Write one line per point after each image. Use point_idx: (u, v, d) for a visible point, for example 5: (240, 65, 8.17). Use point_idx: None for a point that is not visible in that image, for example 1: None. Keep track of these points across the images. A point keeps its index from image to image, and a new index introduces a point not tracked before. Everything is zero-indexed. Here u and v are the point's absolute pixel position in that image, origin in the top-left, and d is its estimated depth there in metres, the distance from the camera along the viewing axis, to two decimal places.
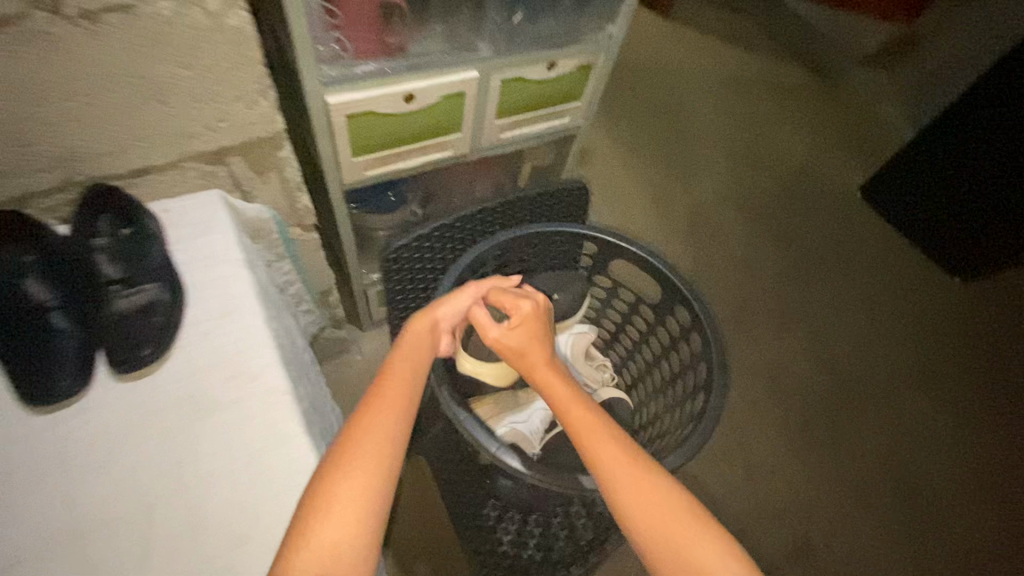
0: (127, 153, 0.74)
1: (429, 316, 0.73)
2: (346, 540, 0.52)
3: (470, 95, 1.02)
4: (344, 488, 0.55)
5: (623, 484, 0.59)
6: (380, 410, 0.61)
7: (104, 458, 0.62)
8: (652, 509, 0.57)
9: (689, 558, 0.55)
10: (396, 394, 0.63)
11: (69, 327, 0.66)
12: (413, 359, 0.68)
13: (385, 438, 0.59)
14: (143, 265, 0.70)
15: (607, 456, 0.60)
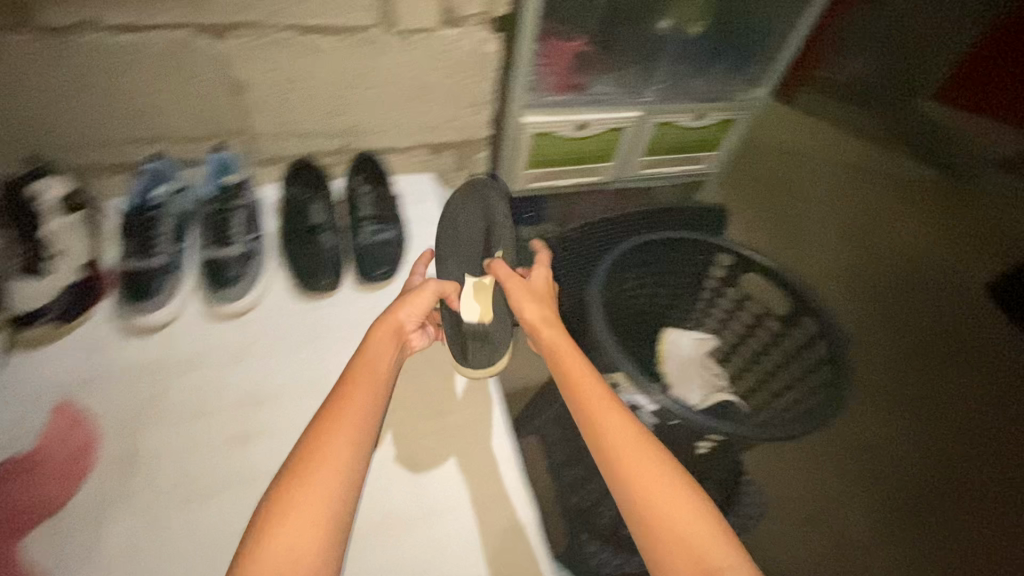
0: (381, 134, 1.00)
1: (393, 321, 0.67)
2: (316, 524, 0.48)
3: (628, 132, 1.22)
4: (318, 474, 0.50)
5: (623, 461, 0.57)
6: (360, 386, 0.58)
7: (342, 338, 0.83)
8: (647, 483, 0.56)
9: (692, 543, 0.52)
10: (372, 375, 0.59)
11: (333, 244, 0.88)
12: (386, 340, 0.65)
13: (362, 417, 0.55)
14: (387, 212, 0.93)
15: (610, 434, 0.59)
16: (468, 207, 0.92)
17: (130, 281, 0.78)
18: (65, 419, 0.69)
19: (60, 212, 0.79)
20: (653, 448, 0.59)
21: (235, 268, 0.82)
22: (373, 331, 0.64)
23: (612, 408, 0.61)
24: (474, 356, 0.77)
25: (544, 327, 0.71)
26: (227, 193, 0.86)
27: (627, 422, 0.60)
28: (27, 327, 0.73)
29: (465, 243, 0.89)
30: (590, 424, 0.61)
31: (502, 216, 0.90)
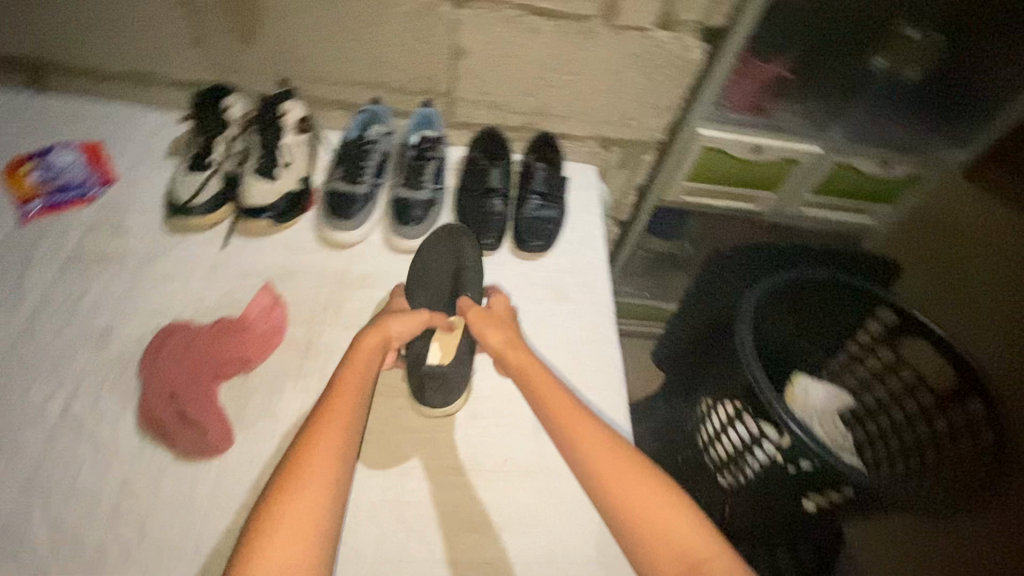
0: (564, 121, 1.06)
1: (382, 331, 0.69)
2: (309, 524, 0.52)
3: (799, 166, 1.17)
4: (306, 482, 0.54)
5: (599, 462, 0.60)
6: (342, 397, 0.62)
7: None
8: (623, 481, 0.59)
9: (670, 538, 0.55)
10: (351, 389, 0.62)
11: (503, 210, 0.95)
12: (368, 354, 0.67)
13: (341, 428, 0.59)
14: (555, 193, 0.97)
15: (588, 443, 0.62)
16: (444, 246, 0.86)
17: (336, 200, 0.89)
18: (268, 297, 0.80)
19: (295, 130, 0.90)
20: (625, 450, 0.62)
21: (418, 210, 0.91)
22: (362, 340, 0.67)
23: (584, 419, 0.64)
24: (429, 393, 0.75)
25: (512, 349, 0.72)
26: (425, 144, 0.96)
27: (601, 432, 0.63)
28: (254, 218, 0.87)
29: (436, 281, 0.84)
30: (568, 436, 0.63)
31: (472, 263, 0.83)
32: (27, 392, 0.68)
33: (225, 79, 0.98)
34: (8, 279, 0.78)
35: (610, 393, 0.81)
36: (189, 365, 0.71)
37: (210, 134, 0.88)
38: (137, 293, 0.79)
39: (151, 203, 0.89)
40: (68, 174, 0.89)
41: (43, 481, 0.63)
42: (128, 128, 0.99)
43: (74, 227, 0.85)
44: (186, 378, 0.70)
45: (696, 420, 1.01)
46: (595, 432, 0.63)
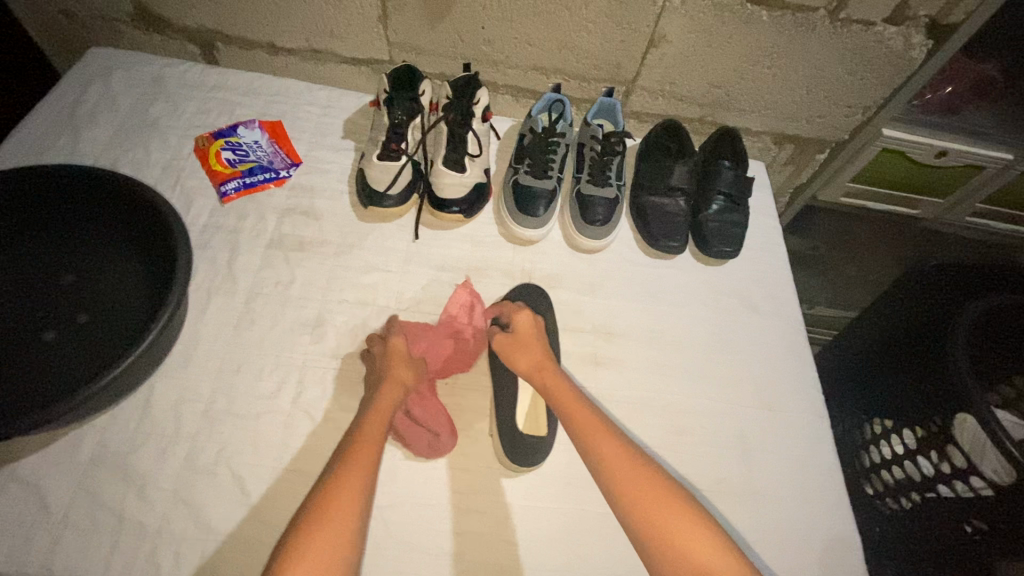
0: (745, 115, 1.00)
1: (398, 381, 0.67)
2: (335, 556, 0.48)
3: (984, 174, 1.07)
4: (338, 509, 0.51)
5: (624, 481, 0.57)
6: (370, 430, 0.60)
7: (680, 301, 0.87)
8: (646, 499, 0.56)
9: (690, 556, 0.51)
10: (380, 425, 0.61)
11: (685, 211, 0.91)
12: (391, 396, 0.65)
13: (368, 462, 0.57)
14: (743, 194, 0.91)
15: (610, 455, 0.60)
16: (521, 306, 0.80)
17: (523, 195, 0.86)
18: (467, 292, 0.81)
19: (481, 120, 0.88)
20: (646, 466, 0.59)
21: (604, 209, 0.87)
22: (380, 398, 0.64)
23: (608, 435, 0.62)
24: (521, 454, 0.68)
25: (544, 371, 0.69)
26: (612, 138, 0.90)
27: (624, 450, 0.60)
28: (443, 211, 0.85)
29: None
30: (590, 452, 0.61)
31: (553, 326, 0.79)
32: (257, 379, 0.70)
33: (402, 57, 0.95)
34: (220, 261, 0.79)
35: (810, 414, 0.78)
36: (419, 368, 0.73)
37: (402, 120, 0.84)
38: (341, 282, 0.79)
39: (338, 187, 0.88)
40: (256, 153, 0.89)
41: (288, 471, 0.64)
42: (302, 105, 0.97)
43: (270, 209, 0.85)
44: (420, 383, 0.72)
45: (863, 441, 1.00)
46: (619, 448, 0.60)
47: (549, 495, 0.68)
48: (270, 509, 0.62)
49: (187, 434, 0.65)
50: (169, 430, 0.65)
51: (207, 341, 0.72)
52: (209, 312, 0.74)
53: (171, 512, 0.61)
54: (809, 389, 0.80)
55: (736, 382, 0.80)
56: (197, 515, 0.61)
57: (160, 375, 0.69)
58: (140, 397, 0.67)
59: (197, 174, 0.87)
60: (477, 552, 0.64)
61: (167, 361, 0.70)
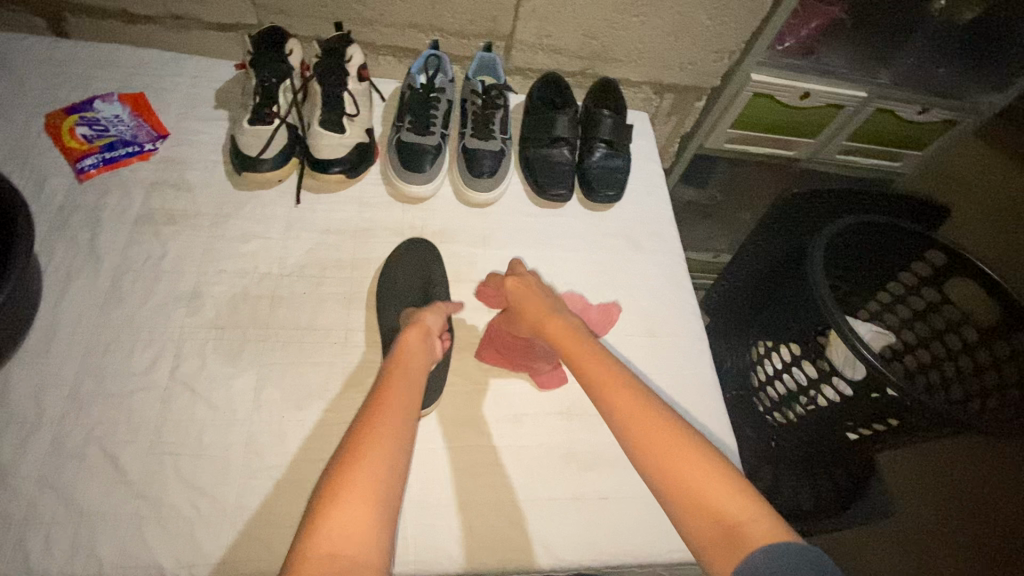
0: (623, 65, 1.04)
1: (422, 325, 0.66)
2: (384, 480, 0.48)
3: (845, 111, 1.16)
4: (378, 440, 0.50)
5: (641, 424, 0.55)
6: (396, 391, 0.56)
7: (570, 245, 0.89)
8: (661, 448, 0.53)
9: (705, 499, 0.49)
10: (412, 383, 0.58)
11: (570, 160, 0.93)
12: (416, 349, 0.63)
13: (397, 420, 0.53)
14: (622, 139, 0.95)
15: (627, 405, 0.57)
16: (407, 263, 0.80)
17: (407, 152, 0.86)
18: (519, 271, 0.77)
19: (357, 79, 0.86)
20: (671, 420, 0.56)
21: (490, 161, 0.88)
22: (408, 334, 0.64)
23: (631, 388, 0.59)
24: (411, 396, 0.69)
25: (575, 343, 0.65)
26: (491, 91, 0.91)
27: (638, 398, 0.57)
28: (324, 172, 0.84)
29: (402, 296, 0.77)
30: (606, 399, 0.59)
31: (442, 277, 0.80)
32: (129, 357, 0.67)
33: (270, 20, 0.91)
34: (82, 241, 0.74)
35: (692, 336, 0.84)
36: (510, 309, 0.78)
37: (271, 81, 0.82)
38: (219, 253, 0.77)
39: (211, 158, 0.85)
40: (116, 127, 0.83)
41: (167, 443, 0.63)
42: (167, 75, 0.91)
43: (136, 185, 0.80)
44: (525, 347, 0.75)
45: (752, 362, 1.07)
46: (636, 395, 0.58)
47: (444, 437, 0.70)
48: (149, 482, 0.60)
49: (51, 418, 0.62)
50: (29, 418, 0.61)
51: (69, 325, 0.68)
52: (71, 293, 0.70)
53: (38, 499, 0.58)
54: (689, 312, 0.86)
55: (624, 314, 0.84)
56: (65, 497, 0.58)
57: (17, 364, 0.64)
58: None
59: (49, 153, 0.80)
60: None
61: (24, 347, 0.65)
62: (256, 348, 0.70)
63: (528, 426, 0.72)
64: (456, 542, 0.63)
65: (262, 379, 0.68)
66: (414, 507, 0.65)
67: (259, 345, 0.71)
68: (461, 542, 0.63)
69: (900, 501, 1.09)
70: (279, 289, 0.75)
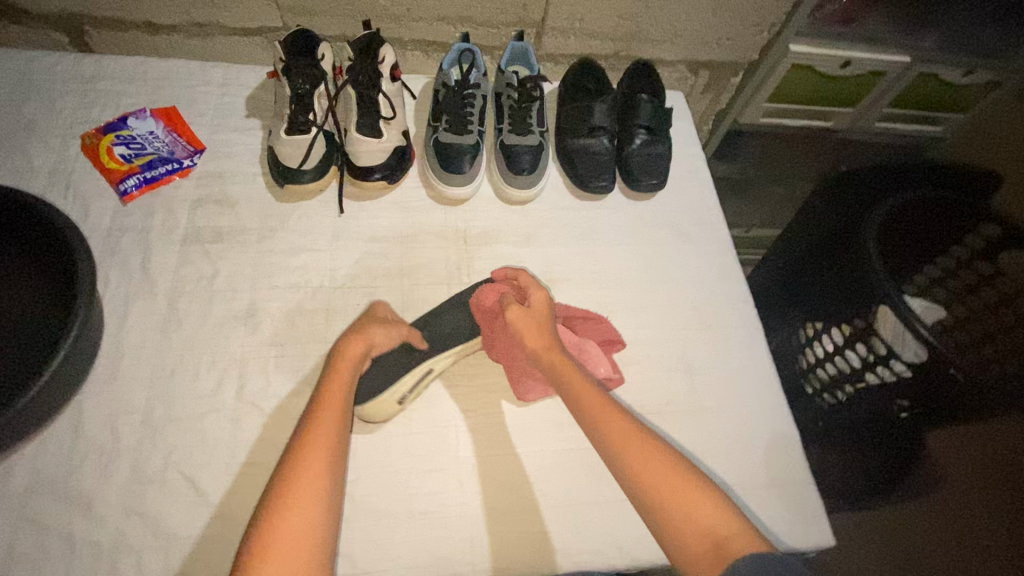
0: (657, 45, 1.01)
1: (365, 336, 0.62)
2: (305, 535, 0.45)
3: (887, 78, 1.11)
4: (295, 491, 0.47)
5: (628, 444, 0.53)
6: (323, 423, 0.53)
7: (616, 238, 0.88)
8: (648, 467, 0.52)
9: (692, 516, 0.47)
10: (335, 411, 0.54)
11: (609, 149, 0.91)
12: (348, 367, 0.59)
13: (323, 458, 0.50)
14: (662, 124, 0.92)
15: (616, 428, 0.55)
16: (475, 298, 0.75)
17: (446, 152, 0.84)
18: (533, 280, 0.68)
19: (391, 80, 0.84)
20: (658, 443, 0.54)
21: (530, 156, 0.86)
22: (345, 347, 0.60)
23: (614, 411, 0.57)
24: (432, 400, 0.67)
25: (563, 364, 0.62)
26: (527, 83, 0.88)
27: (623, 416, 0.56)
28: (365, 179, 0.83)
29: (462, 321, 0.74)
30: (589, 419, 0.57)
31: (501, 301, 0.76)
32: (195, 379, 0.67)
33: (296, 21, 0.88)
34: (134, 265, 0.74)
35: (746, 327, 0.83)
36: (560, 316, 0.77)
37: (305, 88, 0.80)
38: (270, 268, 0.76)
39: (250, 170, 0.84)
40: (153, 144, 0.82)
41: (242, 464, 0.63)
42: (195, 85, 0.89)
43: (180, 203, 0.79)
44: (524, 363, 0.68)
45: (799, 344, 1.05)
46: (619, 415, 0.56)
47: (511, 443, 0.69)
48: (230, 504, 0.61)
49: (128, 445, 0.63)
50: (107, 446, 0.62)
51: (133, 351, 0.68)
52: (130, 318, 0.70)
53: (126, 526, 0.59)
54: (740, 301, 0.85)
55: (676, 307, 0.83)
56: (151, 522, 0.59)
57: (87, 393, 0.65)
58: (70, 416, 0.63)
59: (91, 175, 0.80)
60: (446, 509, 0.64)
61: (93, 376, 0.66)
62: (317, 364, 0.70)
63: None
64: (533, 550, 0.63)
65: None
66: (489, 516, 0.65)
67: (320, 361, 0.71)
68: (537, 550, 0.63)
69: (952, 478, 1.08)
70: (333, 302, 0.75)
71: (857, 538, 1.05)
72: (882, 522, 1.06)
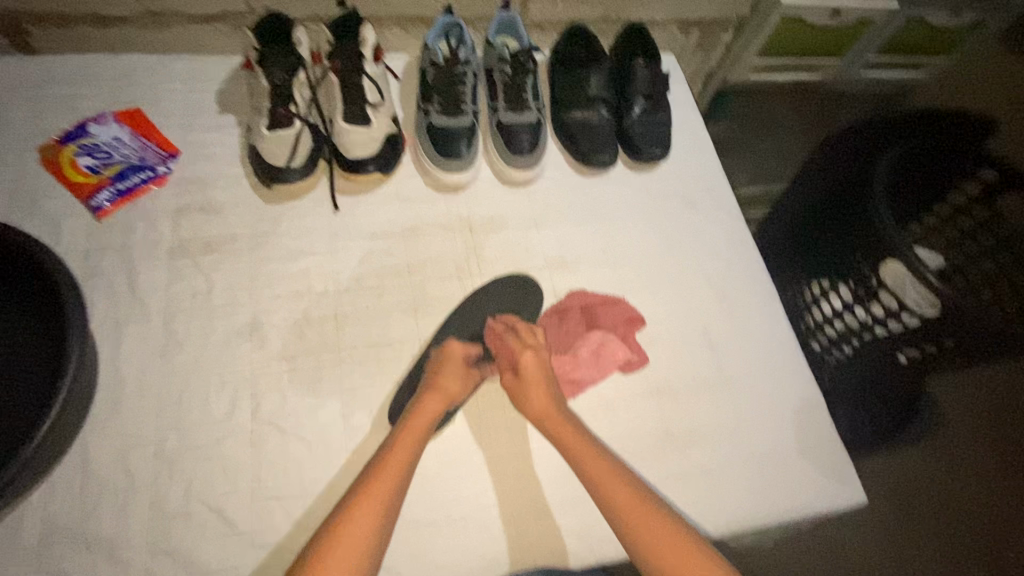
0: (648, 6, 0.96)
1: (442, 390, 0.62)
2: None
3: (875, 26, 1.10)
4: (340, 556, 0.48)
5: (634, 517, 0.54)
6: (375, 487, 0.52)
7: (624, 215, 0.85)
8: (654, 541, 0.52)
9: None
10: (403, 469, 0.55)
11: (609, 120, 0.87)
12: (425, 422, 0.59)
13: (371, 527, 0.50)
14: (661, 91, 0.88)
15: (614, 488, 0.56)
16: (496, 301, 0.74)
17: (442, 137, 0.79)
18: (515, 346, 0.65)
19: (374, 61, 0.78)
20: (653, 503, 0.55)
21: (529, 135, 0.82)
22: (426, 404, 0.61)
23: (612, 471, 0.57)
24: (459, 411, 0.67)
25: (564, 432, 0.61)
26: (520, 56, 0.83)
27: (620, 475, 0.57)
28: (359, 173, 0.78)
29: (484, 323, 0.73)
30: (597, 486, 0.57)
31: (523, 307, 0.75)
32: (206, 404, 0.63)
33: (263, 4, 0.81)
34: (120, 286, 0.68)
35: (761, 294, 0.83)
36: (583, 306, 0.77)
37: (283, 78, 0.74)
38: (269, 277, 0.72)
39: (233, 172, 0.77)
40: (120, 151, 0.75)
41: (269, 488, 0.60)
42: (158, 82, 0.82)
43: (161, 215, 0.73)
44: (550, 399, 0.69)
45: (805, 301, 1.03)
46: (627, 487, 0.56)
47: (543, 436, 0.68)
48: (261, 531, 0.59)
49: (144, 481, 0.59)
50: (121, 485, 0.58)
51: (133, 380, 0.63)
52: (125, 345, 0.65)
53: (155, 566, 0.56)
54: (754, 269, 0.85)
55: (692, 281, 0.82)
56: (181, 558, 0.56)
57: (90, 431, 0.60)
58: (76, 457, 0.59)
59: (55, 191, 0.73)
60: (487, 512, 0.63)
61: (93, 411, 0.61)
62: (334, 375, 0.67)
63: (620, 411, 0.72)
64: (576, 540, 0.63)
65: (349, 406, 0.66)
66: (531, 511, 0.64)
67: (336, 371, 0.67)
68: (581, 538, 0.63)
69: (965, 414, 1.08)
70: (342, 308, 0.71)
71: (881, 478, 1.02)
72: (909, 463, 1.04)
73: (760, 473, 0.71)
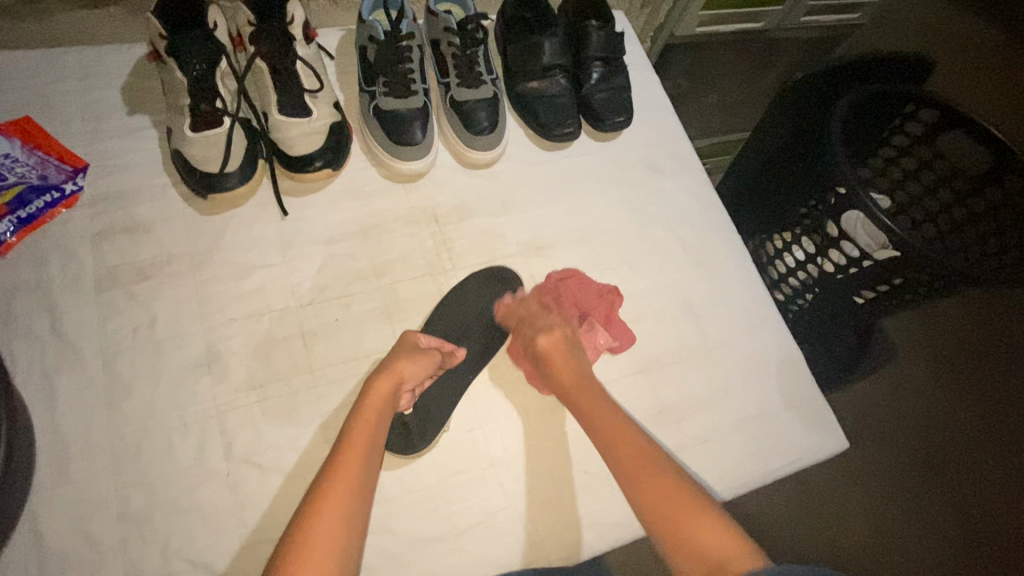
0: None
1: (395, 373, 0.57)
2: None
3: None
4: (310, 560, 0.42)
5: (629, 463, 0.52)
6: (325, 513, 0.45)
7: (594, 189, 0.82)
8: (642, 472, 0.50)
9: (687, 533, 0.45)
10: (362, 460, 0.50)
11: (567, 89, 0.82)
12: (377, 413, 0.54)
13: (330, 560, 0.43)
14: (618, 53, 0.83)
15: (622, 437, 0.54)
16: (476, 298, 0.71)
17: (392, 123, 0.72)
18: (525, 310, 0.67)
19: (306, 42, 0.69)
20: (666, 465, 0.51)
21: (486, 112, 0.76)
22: (373, 386, 0.56)
23: (626, 431, 0.54)
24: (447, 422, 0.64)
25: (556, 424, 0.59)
26: (467, 25, 0.76)
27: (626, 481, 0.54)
28: (303, 172, 0.69)
29: (467, 324, 0.70)
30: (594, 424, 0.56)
31: (504, 303, 0.72)
32: (170, 449, 0.57)
33: None
34: (43, 329, 0.59)
35: (734, 256, 0.82)
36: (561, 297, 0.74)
37: (202, 70, 0.64)
38: (219, 299, 0.64)
39: (157, 183, 0.68)
40: (14, 170, 0.64)
41: (258, 530, 0.56)
42: (46, 83, 0.69)
43: (78, 241, 0.64)
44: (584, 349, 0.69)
45: (771, 255, 1.01)
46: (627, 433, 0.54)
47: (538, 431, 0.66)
48: None
49: (111, 546, 0.53)
50: (85, 554, 0.52)
51: (78, 437, 0.56)
52: (62, 396, 0.57)
53: None
54: (724, 230, 0.84)
55: (670, 251, 0.80)
56: None
57: (37, 502, 0.53)
58: (25, 531, 0.52)
59: None
60: (493, 516, 0.61)
61: (36, 478, 0.54)
62: (310, 398, 0.62)
63: (613, 394, 0.71)
64: (586, 530, 0.62)
65: (332, 431, 0.61)
66: (538, 508, 0.62)
67: (312, 394, 0.62)
68: (591, 528, 0.63)
69: (931, 348, 1.09)
70: (308, 324, 0.65)
71: (862, 419, 1.04)
72: (885, 400, 1.05)
73: (752, 435, 0.73)
